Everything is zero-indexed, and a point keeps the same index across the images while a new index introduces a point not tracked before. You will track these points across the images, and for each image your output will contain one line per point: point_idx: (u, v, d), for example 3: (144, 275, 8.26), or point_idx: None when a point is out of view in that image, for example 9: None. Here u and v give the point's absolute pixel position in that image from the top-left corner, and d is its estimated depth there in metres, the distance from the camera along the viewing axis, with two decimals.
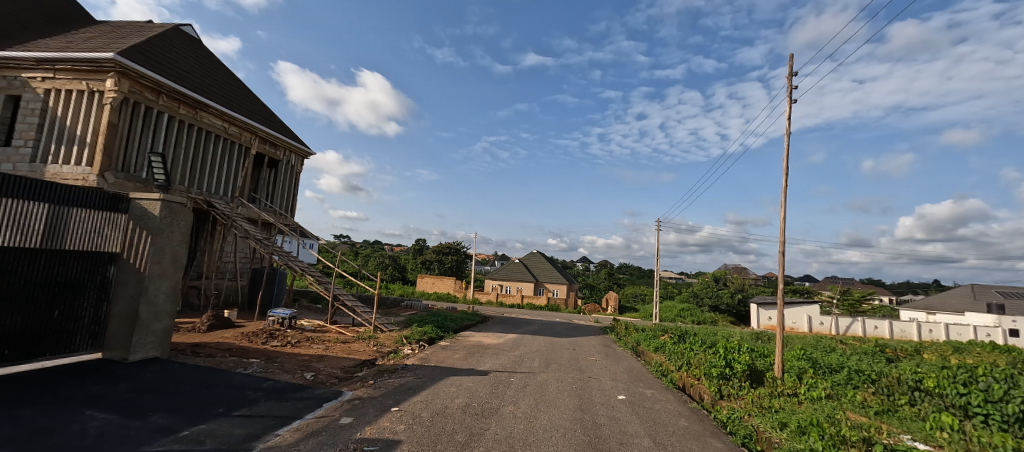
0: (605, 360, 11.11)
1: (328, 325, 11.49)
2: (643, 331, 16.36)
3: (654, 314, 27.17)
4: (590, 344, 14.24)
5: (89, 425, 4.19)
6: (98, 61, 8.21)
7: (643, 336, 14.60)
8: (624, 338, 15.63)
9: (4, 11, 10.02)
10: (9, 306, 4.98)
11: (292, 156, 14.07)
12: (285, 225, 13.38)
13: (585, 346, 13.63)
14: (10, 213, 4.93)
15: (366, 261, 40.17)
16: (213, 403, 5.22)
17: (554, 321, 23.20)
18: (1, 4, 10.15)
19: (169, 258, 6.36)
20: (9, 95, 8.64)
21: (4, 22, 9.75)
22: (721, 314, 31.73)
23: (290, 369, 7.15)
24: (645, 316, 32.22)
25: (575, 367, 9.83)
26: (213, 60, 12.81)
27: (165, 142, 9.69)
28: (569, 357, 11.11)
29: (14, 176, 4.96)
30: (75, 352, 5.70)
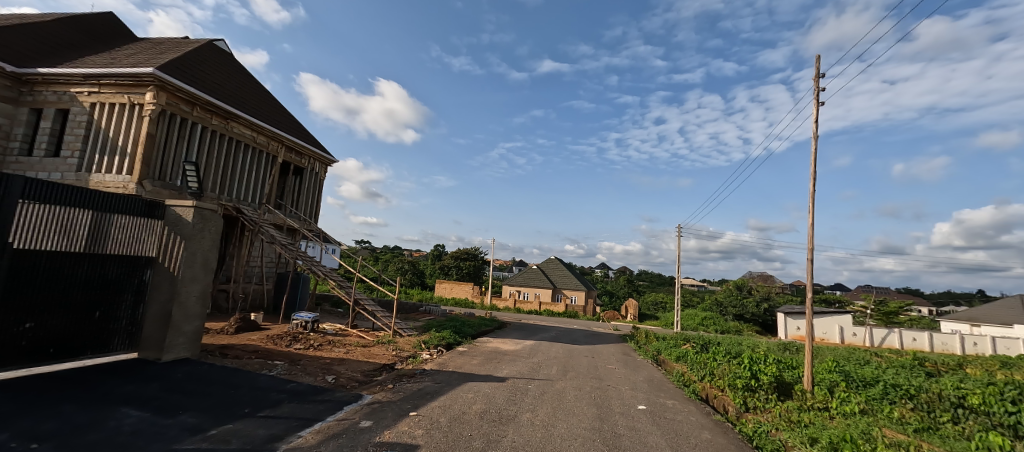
0: (625, 369, 11.05)
1: (349, 329, 11.73)
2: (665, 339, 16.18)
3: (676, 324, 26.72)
4: (608, 353, 14.13)
5: (124, 422, 4.40)
6: (140, 75, 8.68)
7: (664, 344, 14.43)
8: (645, 346, 15.47)
9: (54, 30, 10.66)
10: (55, 307, 5.30)
11: (316, 163, 14.44)
12: (309, 230, 13.73)
13: (604, 354, 13.55)
14: (59, 220, 5.25)
15: (386, 266, 40.83)
16: (240, 404, 5.41)
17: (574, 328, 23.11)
18: (51, 23, 10.81)
19: (200, 262, 6.63)
20: (57, 108, 9.17)
21: (52, 40, 10.36)
22: (746, 323, 31.02)
23: (312, 372, 7.35)
24: (666, 324, 31.73)
25: (594, 375, 9.79)
26: (243, 73, 13.33)
27: (200, 151, 10.13)
28: (587, 366, 11.04)
29: (61, 186, 5.25)
30: (112, 352, 5.99)
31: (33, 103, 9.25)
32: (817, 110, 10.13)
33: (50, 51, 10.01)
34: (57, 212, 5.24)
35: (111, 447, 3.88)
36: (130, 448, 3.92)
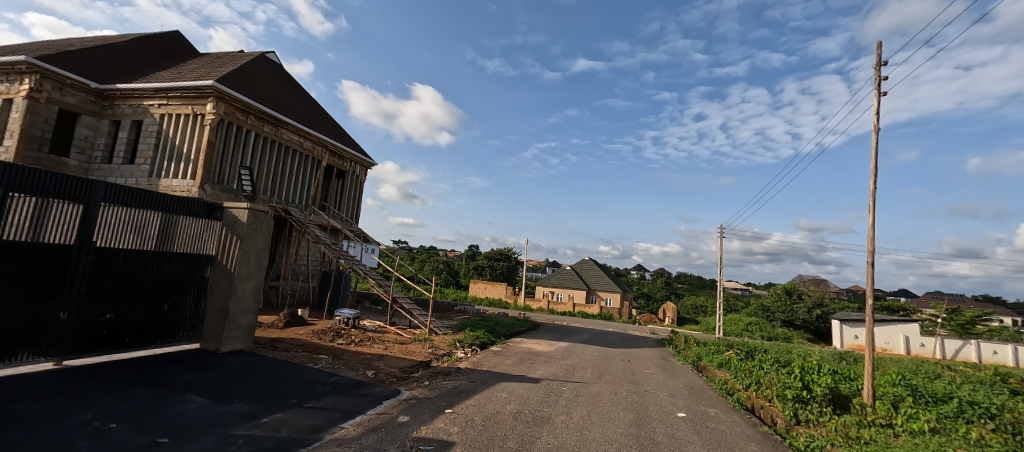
0: (663, 374, 10.87)
1: (388, 326, 12.17)
2: (706, 345, 15.75)
3: (719, 329, 25.84)
4: (645, 356, 13.91)
5: (188, 407, 4.82)
6: (201, 88, 9.40)
7: (706, 349, 14.08)
8: (684, 352, 15.13)
9: (130, 48, 11.72)
10: (131, 300, 5.84)
11: (357, 166, 15.04)
12: (351, 231, 14.32)
13: (641, 358, 13.36)
14: (134, 221, 5.79)
15: (422, 266, 41.79)
16: (288, 394, 5.78)
17: (609, 331, 22.85)
18: (128, 42, 11.88)
19: (254, 261, 7.10)
20: (131, 120, 10.05)
21: (129, 58, 11.40)
22: (796, 330, 29.60)
23: (354, 366, 7.72)
24: (707, 329, 30.72)
25: (630, 379, 9.71)
26: (291, 81, 14.08)
27: (253, 156, 10.80)
28: (623, 369, 10.94)
29: (136, 190, 5.77)
30: (178, 342, 6.53)
31: (112, 115, 10.19)
32: (877, 103, 9.57)
33: (128, 68, 11.03)
34: (133, 214, 5.76)
35: (178, 430, 4.27)
36: (194, 431, 4.30)
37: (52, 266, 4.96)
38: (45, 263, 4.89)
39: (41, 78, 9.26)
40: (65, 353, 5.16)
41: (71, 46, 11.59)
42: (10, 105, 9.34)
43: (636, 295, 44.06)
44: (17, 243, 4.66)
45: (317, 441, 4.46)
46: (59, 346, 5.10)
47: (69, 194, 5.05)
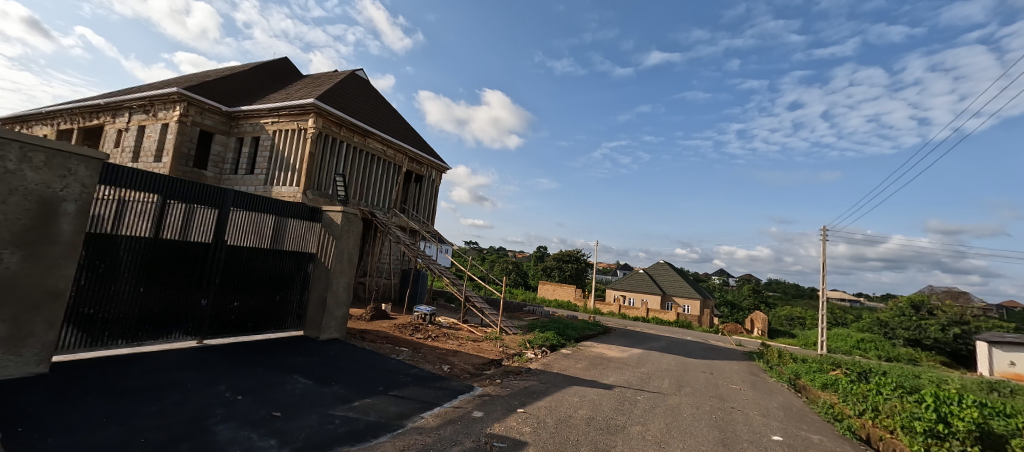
0: (753, 391, 10.21)
1: (461, 323, 12.77)
2: (804, 361, 14.42)
3: (821, 346, 23.42)
4: (731, 370, 13.08)
5: (295, 386, 5.52)
6: (304, 105, 10.63)
7: (805, 366, 12.83)
8: (778, 368, 13.98)
9: (252, 76, 13.62)
10: (253, 291, 6.79)
11: (433, 171, 15.92)
12: (427, 232, 15.20)
13: (726, 372, 12.64)
14: (255, 223, 6.73)
15: (492, 266, 42.95)
16: (376, 382, 6.36)
17: (688, 339, 21.80)
18: (250, 71, 13.83)
19: (347, 258, 7.88)
20: (251, 136, 11.63)
21: (251, 84, 13.27)
22: (925, 351, 26.11)
23: (431, 360, 8.26)
24: (807, 344, 27.81)
25: (714, 393, 9.28)
26: (376, 94, 15.31)
27: (345, 164, 11.91)
28: (707, 383, 10.43)
29: (255, 196, 6.71)
30: (287, 328, 7.46)
31: (238, 133, 11.84)
32: None
33: (250, 94, 12.84)
34: (253, 217, 6.71)
35: (288, 405, 4.93)
36: (300, 408, 4.93)
37: (196, 261, 5.94)
38: (192, 258, 5.88)
39: (187, 104, 11.05)
40: (204, 333, 6.14)
41: (206, 76, 13.66)
42: (166, 128, 11.30)
43: (719, 303, 41.35)
44: (175, 241, 5.67)
45: (400, 428, 4.88)
46: (201, 327, 6.10)
47: (208, 200, 6.01)
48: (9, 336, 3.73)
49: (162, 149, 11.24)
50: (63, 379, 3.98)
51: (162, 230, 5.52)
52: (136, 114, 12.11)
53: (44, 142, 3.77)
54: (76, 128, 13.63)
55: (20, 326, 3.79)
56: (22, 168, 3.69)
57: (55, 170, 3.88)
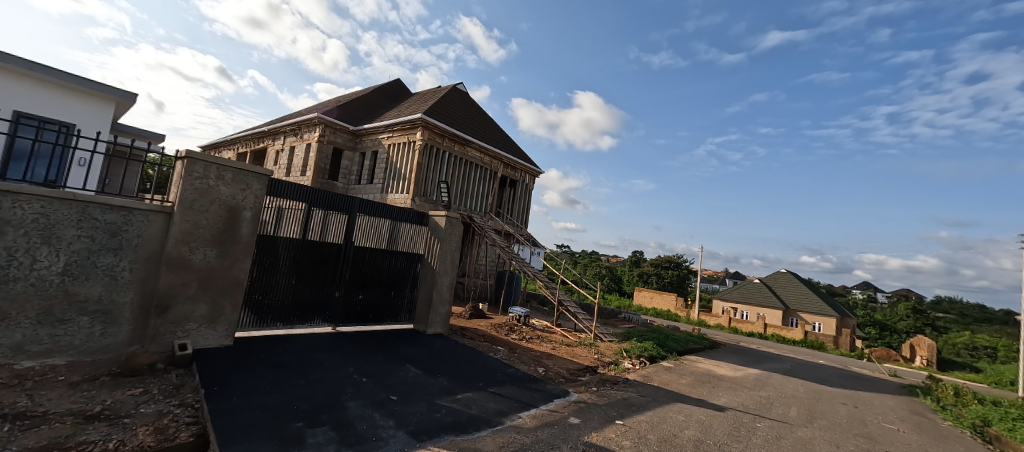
0: (913, 433, 8.66)
1: (554, 327, 12.93)
2: (988, 405, 11.74)
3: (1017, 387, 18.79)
4: (881, 405, 11.16)
5: (407, 374, 6.16)
6: (413, 120, 11.76)
7: (994, 412, 10.40)
8: (949, 407, 11.60)
9: (371, 98, 15.45)
10: (374, 286, 7.69)
11: (526, 176, 16.41)
12: (521, 235, 15.69)
13: (871, 405, 10.90)
14: (375, 226, 7.63)
15: (585, 271, 42.58)
16: (477, 378, 6.80)
17: (817, 363, 19.24)
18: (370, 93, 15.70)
19: (450, 259, 8.50)
20: (372, 151, 13.18)
21: (371, 105, 15.06)
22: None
23: (526, 361, 8.55)
24: (997, 381, 22.07)
25: (858, 431, 8.08)
26: (474, 106, 16.24)
27: (446, 172, 12.84)
28: (849, 417, 9.06)
29: (375, 202, 7.62)
30: (399, 321, 8.30)
31: (362, 149, 13.57)
32: None
33: (370, 113, 14.58)
34: (374, 221, 7.60)
35: (402, 390, 5.54)
36: (412, 394, 5.50)
37: (332, 259, 6.93)
38: (327, 256, 6.86)
39: (325, 127, 12.90)
40: (337, 321, 7.13)
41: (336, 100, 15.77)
42: (308, 148, 13.34)
43: (864, 323, 35.39)
44: (317, 242, 6.69)
45: (500, 424, 5.18)
46: (335, 315, 7.10)
47: (339, 207, 6.97)
48: (209, 314, 4.77)
49: (304, 166, 13.28)
50: (243, 350, 5.01)
51: (307, 233, 6.55)
52: (288, 137, 14.52)
53: (230, 163, 4.77)
54: (246, 150, 16.82)
55: (217, 307, 4.82)
56: (218, 183, 4.72)
57: (238, 184, 4.86)
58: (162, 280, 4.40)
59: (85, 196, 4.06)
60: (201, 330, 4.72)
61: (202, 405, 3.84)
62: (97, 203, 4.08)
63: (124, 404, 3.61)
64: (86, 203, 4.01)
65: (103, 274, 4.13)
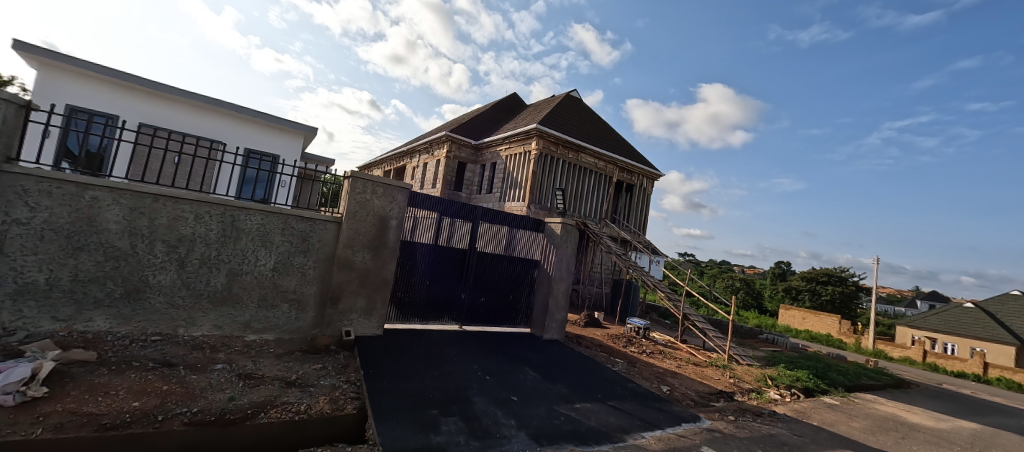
0: None
1: (678, 342, 12.17)
2: None
3: None
4: None
5: (527, 377, 6.43)
6: (528, 131, 12.31)
7: None
8: None
9: (491, 112, 16.59)
10: (495, 289, 8.22)
11: (645, 179, 15.81)
12: (639, 242, 15.14)
13: None
14: (497, 233, 8.17)
15: (716, 282, 38.90)
16: (596, 390, 6.76)
17: None
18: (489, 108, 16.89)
19: (565, 266, 8.62)
20: (491, 163, 14.11)
21: (490, 120, 16.18)
22: None
23: (648, 378, 8.24)
24: None
25: None
26: (588, 113, 16.21)
27: (561, 180, 13.13)
28: None
29: (496, 210, 8.18)
30: (517, 324, 8.71)
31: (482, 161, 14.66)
32: None
33: (489, 128, 15.66)
34: (495, 228, 8.15)
35: (524, 394, 5.81)
36: (532, 398, 5.73)
37: (459, 263, 7.62)
38: (456, 260, 7.60)
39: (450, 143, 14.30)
40: (463, 320, 7.80)
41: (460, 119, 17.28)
42: (438, 164, 14.87)
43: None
44: (447, 247, 7.44)
45: (621, 441, 5.09)
46: (461, 315, 7.77)
47: (465, 216, 7.66)
48: (366, 307, 5.65)
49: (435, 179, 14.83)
50: (391, 341, 5.82)
51: (438, 240, 7.32)
52: (421, 156, 16.37)
53: (382, 180, 5.62)
54: (391, 168, 19.37)
55: (372, 302, 5.69)
56: (373, 197, 5.61)
57: (387, 197, 5.70)
58: (334, 278, 5.37)
59: (287, 210, 5.16)
60: (361, 320, 5.63)
61: (363, 384, 4.58)
62: (295, 216, 5.15)
63: (310, 375, 4.52)
64: (287, 216, 5.11)
65: (297, 272, 5.21)
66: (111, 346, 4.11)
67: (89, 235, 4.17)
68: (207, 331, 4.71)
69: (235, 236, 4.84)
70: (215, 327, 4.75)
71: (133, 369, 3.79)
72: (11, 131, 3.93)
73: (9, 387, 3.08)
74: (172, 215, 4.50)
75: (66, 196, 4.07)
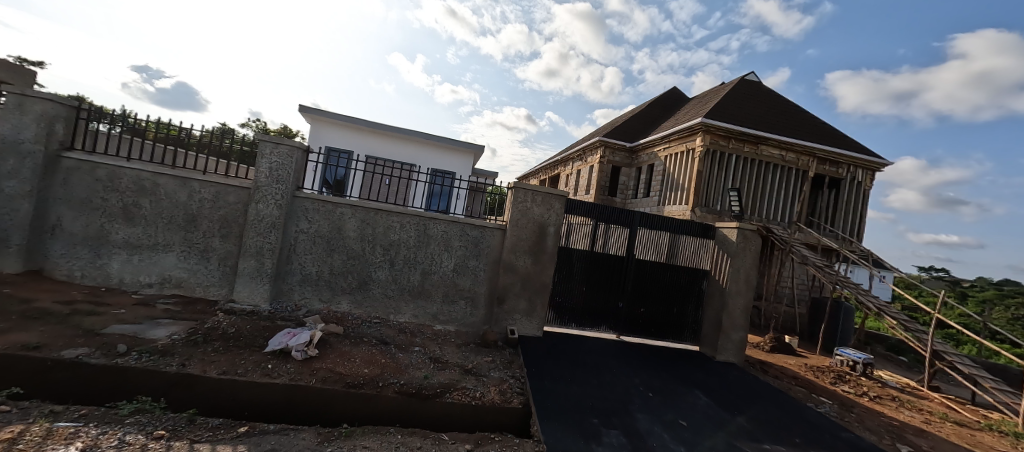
0: None
1: (923, 388, 9.01)
2: None
3: None
4: None
5: (698, 401, 5.78)
6: (692, 126, 11.52)
7: None
8: None
9: (648, 112, 16.10)
10: (657, 301, 7.88)
11: (858, 171, 12.85)
12: (851, 251, 12.44)
13: None
14: (658, 241, 7.83)
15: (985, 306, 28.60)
16: (791, 427, 5.59)
17: None
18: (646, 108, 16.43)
19: (743, 278, 7.60)
20: (648, 165, 13.62)
21: (648, 120, 15.73)
22: None
23: (873, 429, 6.30)
24: None
25: None
26: (771, 98, 14.08)
27: (733, 179, 11.85)
28: None
29: (658, 216, 7.85)
30: (682, 340, 8.17)
31: (638, 164, 14.25)
32: None
33: (646, 128, 15.22)
34: (657, 235, 7.83)
35: (693, 419, 5.23)
36: (703, 425, 5.11)
37: (617, 272, 7.59)
38: (614, 268, 7.57)
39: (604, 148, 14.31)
40: (621, 330, 7.72)
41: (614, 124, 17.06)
42: (591, 169, 15.04)
43: None
44: (605, 256, 7.49)
45: None
46: (620, 325, 7.70)
47: (621, 222, 7.58)
48: (528, 309, 6.08)
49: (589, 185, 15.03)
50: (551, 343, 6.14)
51: (595, 247, 7.42)
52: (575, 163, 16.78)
53: (541, 189, 5.99)
54: (546, 177, 20.43)
55: (533, 304, 6.10)
56: (533, 205, 6.03)
57: (545, 205, 6.05)
58: (501, 280, 5.94)
59: (465, 219, 5.92)
60: (525, 321, 6.09)
61: (526, 380, 4.98)
62: (471, 224, 5.89)
63: (483, 366, 5.08)
64: (464, 224, 5.87)
65: (472, 273, 5.93)
66: (354, 323, 5.29)
67: (337, 240, 5.52)
68: (408, 318, 5.74)
69: (427, 242, 5.77)
70: (414, 316, 5.75)
71: (364, 343, 4.82)
72: (297, 169, 5.40)
73: (298, 346, 4.20)
74: (385, 225, 5.63)
75: (323, 212, 5.49)
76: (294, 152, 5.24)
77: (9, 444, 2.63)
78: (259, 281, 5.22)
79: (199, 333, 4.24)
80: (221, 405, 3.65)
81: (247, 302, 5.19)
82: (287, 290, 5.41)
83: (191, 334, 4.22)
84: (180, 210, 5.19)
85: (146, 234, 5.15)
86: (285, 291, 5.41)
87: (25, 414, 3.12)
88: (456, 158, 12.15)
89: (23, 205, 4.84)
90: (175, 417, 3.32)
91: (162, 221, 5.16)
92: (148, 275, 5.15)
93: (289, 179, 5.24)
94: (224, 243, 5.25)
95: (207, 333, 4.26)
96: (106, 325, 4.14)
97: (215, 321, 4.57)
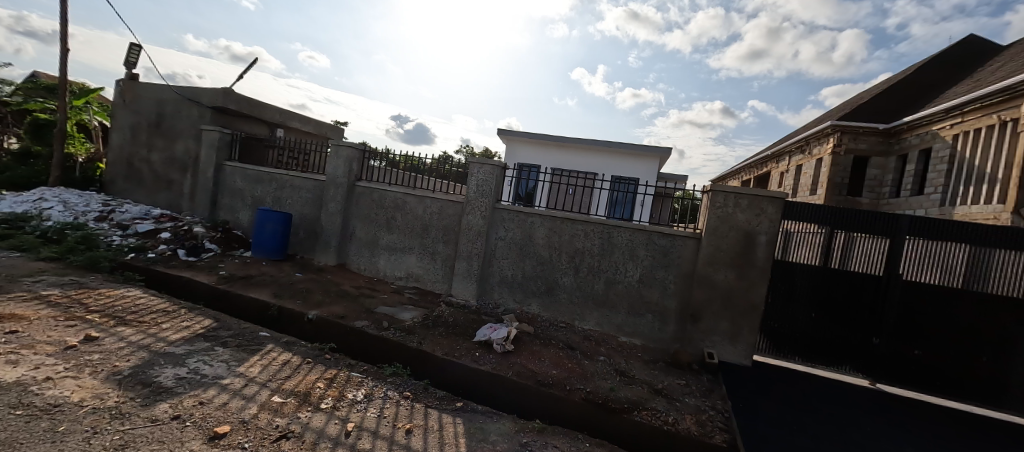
0: None
1: None
2: None
3: None
4: None
5: None
6: (1013, 88, 8.19)
7: None
8: None
9: (913, 83, 13.10)
10: (947, 344, 4.96)
11: None
12: None
13: None
14: (945, 253, 4.94)
15: None
16: None
17: None
18: (909, 78, 13.33)
19: None
20: (918, 151, 11.09)
21: (912, 92, 12.73)
22: None
23: None
24: None
25: None
26: None
27: None
28: None
29: (944, 219, 4.93)
30: (1008, 411, 4.92)
31: (900, 151, 11.79)
32: None
33: (908, 103, 12.41)
34: (943, 243, 4.94)
35: None
36: None
37: (866, 295, 5.20)
38: (871, 293, 5.20)
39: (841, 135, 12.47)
40: (877, 377, 5.24)
41: (861, 100, 14.14)
42: (822, 163, 13.16)
43: None
44: (838, 272, 5.28)
45: None
46: (874, 368, 5.21)
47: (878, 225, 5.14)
48: (730, 331, 5.32)
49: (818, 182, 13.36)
50: (763, 376, 5.17)
51: (825, 259, 5.32)
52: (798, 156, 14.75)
53: (746, 192, 5.18)
54: (750, 178, 18.93)
55: (737, 327, 5.30)
56: (736, 210, 5.27)
57: (754, 210, 5.22)
58: (694, 295, 5.40)
59: (650, 227, 5.65)
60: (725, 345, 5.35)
61: (729, 418, 4.19)
62: (657, 233, 5.57)
63: (676, 389, 4.63)
64: (650, 233, 5.61)
65: (660, 285, 5.59)
66: (542, 325, 5.73)
67: (530, 247, 6.05)
68: (592, 326, 5.82)
69: (610, 250, 5.75)
70: (598, 324, 5.80)
71: (552, 346, 5.11)
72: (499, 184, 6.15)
73: (499, 340, 4.79)
74: (570, 233, 5.90)
75: (518, 222, 6.11)
76: (494, 170, 6.00)
77: (329, 381, 3.69)
78: (470, 280, 6.13)
79: (431, 319, 5.25)
80: (446, 380, 4.35)
81: (461, 296, 6.14)
82: (489, 290, 6.21)
83: (426, 318, 5.27)
84: (419, 222, 6.47)
85: (399, 240, 6.58)
86: (488, 290, 6.21)
87: (337, 362, 4.15)
88: (641, 163, 11.82)
89: (336, 220, 6.81)
90: (416, 383, 4.07)
91: (409, 230, 6.52)
92: (400, 270, 6.58)
93: (491, 193, 6.02)
94: (447, 247, 6.33)
95: (435, 321, 5.22)
96: (377, 306, 5.48)
97: (440, 310, 5.58)
